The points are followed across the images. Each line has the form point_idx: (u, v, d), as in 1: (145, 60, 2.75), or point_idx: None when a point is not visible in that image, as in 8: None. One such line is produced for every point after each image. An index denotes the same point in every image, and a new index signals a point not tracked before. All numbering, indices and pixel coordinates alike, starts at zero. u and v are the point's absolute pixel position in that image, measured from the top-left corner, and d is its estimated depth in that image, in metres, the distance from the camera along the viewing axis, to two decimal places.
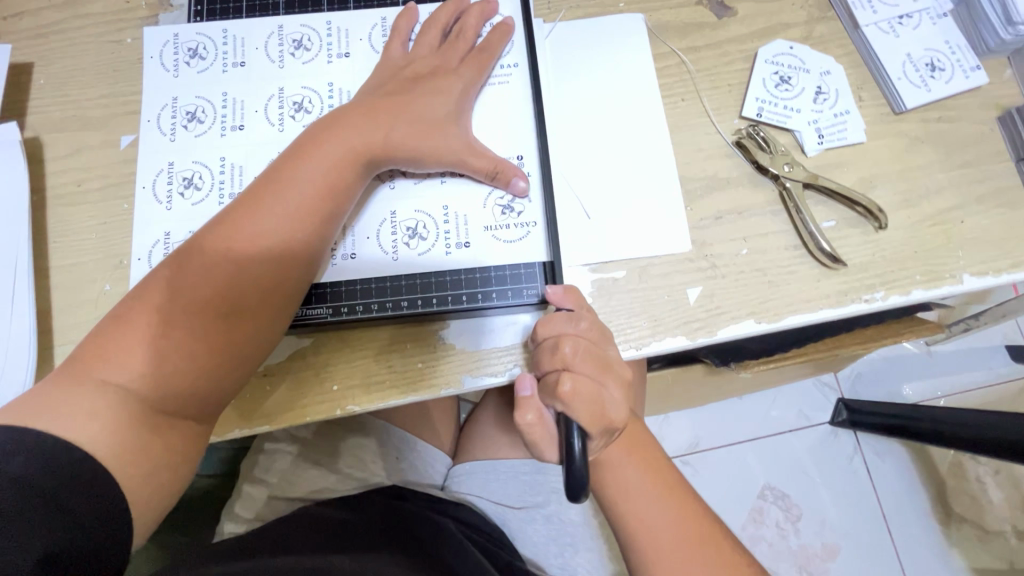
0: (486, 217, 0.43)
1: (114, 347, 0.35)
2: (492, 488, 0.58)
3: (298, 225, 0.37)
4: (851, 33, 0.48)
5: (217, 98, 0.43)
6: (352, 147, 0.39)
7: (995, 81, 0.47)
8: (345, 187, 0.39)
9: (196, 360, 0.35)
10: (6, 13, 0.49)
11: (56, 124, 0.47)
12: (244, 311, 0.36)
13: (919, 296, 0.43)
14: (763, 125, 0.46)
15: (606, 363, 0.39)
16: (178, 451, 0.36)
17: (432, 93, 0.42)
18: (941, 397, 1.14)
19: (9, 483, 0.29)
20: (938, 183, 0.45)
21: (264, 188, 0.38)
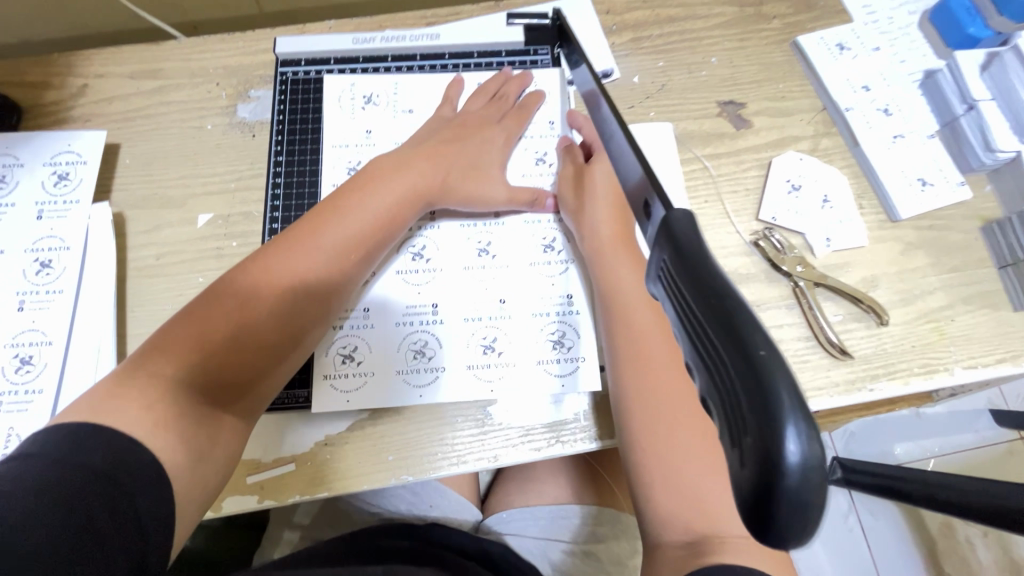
0: (534, 297, 0.47)
1: (168, 343, 0.38)
2: (531, 529, 0.59)
3: (357, 240, 0.43)
4: (852, 149, 0.55)
5: (302, 189, 0.49)
6: (410, 190, 0.46)
7: (978, 195, 0.53)
8: (399, 217, 0.45)
9: (267, 355, 0.40)
10: (99, 98, 0.55)
11: (138, 201, 0.51)
12: (302, 319, 0.42)
13: (919, 387, 0.48)
14: (777, 228, 0.52)
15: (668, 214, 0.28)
16: (230, 446, 0.39)
17: (479, 146, 0.49)
18: (931, 458, 1.19)
19: (84, 485, 0.30)
20: (931, 284, 0.51)
21: (330, 210, 0.44)
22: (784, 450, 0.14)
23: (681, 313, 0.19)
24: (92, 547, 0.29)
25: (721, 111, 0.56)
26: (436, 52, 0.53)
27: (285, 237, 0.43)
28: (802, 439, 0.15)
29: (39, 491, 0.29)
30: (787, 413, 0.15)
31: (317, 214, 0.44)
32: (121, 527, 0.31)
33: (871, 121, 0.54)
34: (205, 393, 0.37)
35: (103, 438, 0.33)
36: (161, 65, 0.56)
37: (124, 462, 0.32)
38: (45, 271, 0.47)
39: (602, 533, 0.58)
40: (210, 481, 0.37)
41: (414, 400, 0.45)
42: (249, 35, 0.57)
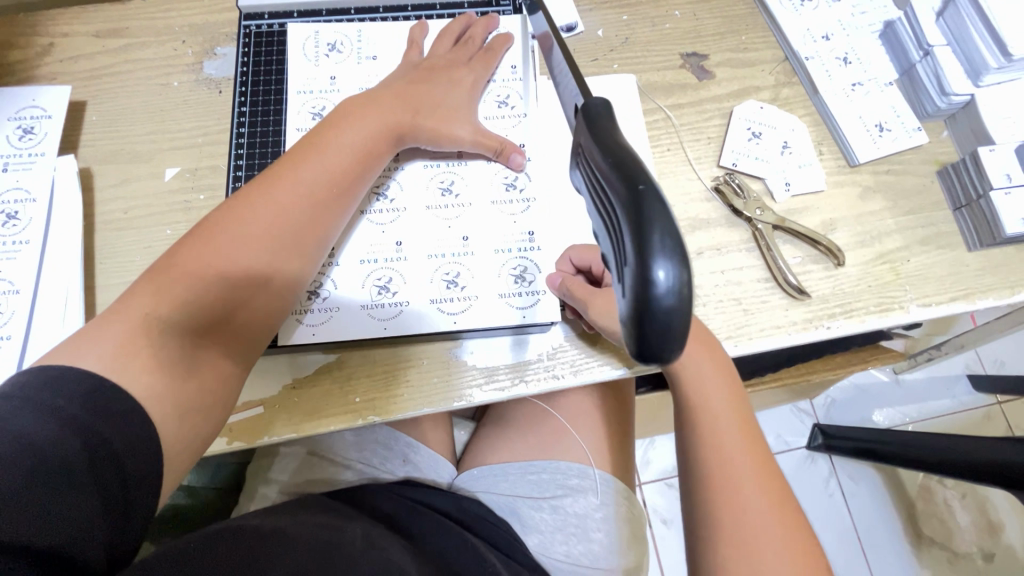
0: (497, 234, 0.48)
1: (152, 283, 0.38)
2: (499, 486, 0.60)
3: (333, 175, 0.43)
4: (812, 97, 0.55)
5: (268, 139, 0.49)
6: (383, 124, 0.45)
7: (935, 140, 0.54)
8: (377, 152, 0.45)
9: (246, 292, 0.40)
10: (64, 56, 0.55)
11: (105, 156, 0.52)
12: (282, 255, 0.41)
13: (874, 324, 0.49)
14: (737, 173, 0.53)
15: None
16: (217, 386, 0.39)
17: (449, 87, 0.49)
18: (910, 423, 1.21)
19: (59, 426, 0.30)
20: (888, 227, 0.52)
21: (306, 146, 0.43)
22: (655, 276, 0.20)
23: (597, 198, 0.24)
24: (66, 494, 0.29)
25: (683, 62, 0.56)
26: (399, 4, 0.53)
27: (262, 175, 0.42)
28: (672, 268, 0.21)
29: (15, 433, 0.29)
30: (656, 243, 0.21)
31: (293, 152, 0.43)
32: (97, 474, 0.30)
33: (830, 69, 0.55)
34: (195, 329, 0.38)
35: (84, 381, 0.32)
36: (126, 24, 0.56)
37: (101, 408, 0.32)
38: (12, 223, 0.47)
39: (571, 485, 0.59)
40: (200, 428, 0.37)
41: (378, 334, 0.46)
42: None
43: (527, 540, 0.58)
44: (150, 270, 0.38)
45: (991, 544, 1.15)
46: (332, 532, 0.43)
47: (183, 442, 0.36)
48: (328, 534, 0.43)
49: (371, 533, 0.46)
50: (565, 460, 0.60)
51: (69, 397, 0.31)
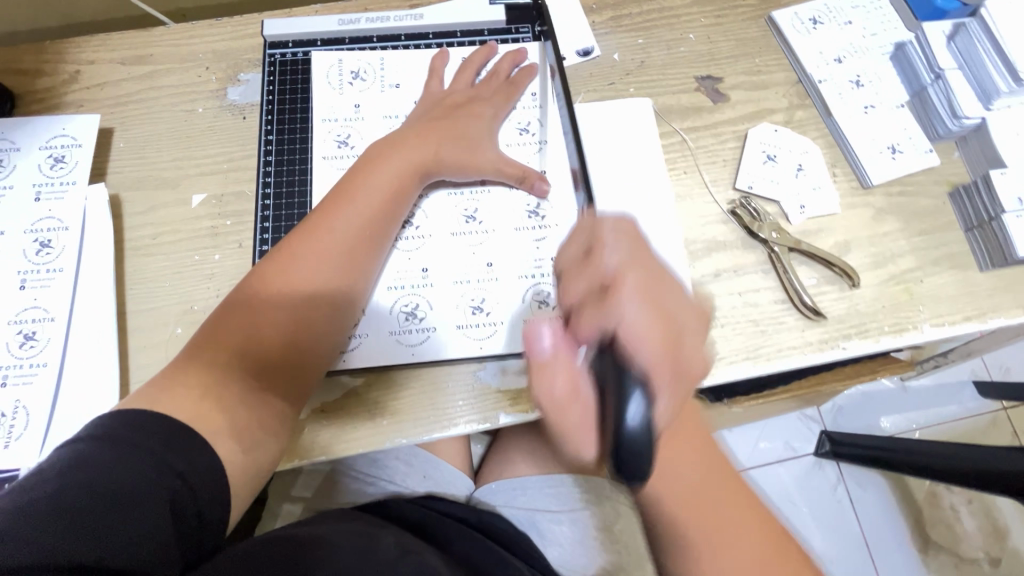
0: (519, 260, 0.49)
1: (215, 336, 0.41)
2: (517, 500, 0.61)
3: (369, 216, 0.45)
4: (825, 119, 0.56)
5: (294, 167, 0.50)
6: (410, 161, 0.47)
7: (946, 161, 0.55)
8: (404, 187, 0.46)
9: (296, 335, 0.42)
10: (91, 84, 0.56)
11: (134, 183, 0.53)
12: (328, 298, 0.43)
13: (888, 344, 0.50)
14: (753, 196, 0.54)
15: (659, 318, 0.37)
16: (277, 422, 0.41)
17: (471, 119, 0.50)
18: (917, 429, 1.22)
19: (141, 459, 0.33)
20: (901, 248, 0.53)
21: (339, 193, 0.45)
22: (630, 415, 0.32)
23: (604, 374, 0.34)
24: (140, 523, 0.32)
25: (698, 86, 0.57)
26: (421, 32, 0.54)
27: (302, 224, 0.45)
28: (639, 407, 0.32)
29: (104, 466, 0.32)
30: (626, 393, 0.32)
31: (329, 199, 0.45)
32: (171, 503, 0.33)
33: (843, 92, 0.56)
34: (246, 370, 0.40)
35: (161, 422, 0.35)
36: (151, 51, 0.57)
37: (175, 440, 0.35)
38: (45, 251, 0.48)
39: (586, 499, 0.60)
40: (261, 462, 0.40)
41: (405, 359, 0.47)
42: (237, 20, 0.58)
43: (547, 554, 0.59)
44: (211, 323, 0.42)
45: (997, 549, 1.16)
46: (369, 538, 0.43)
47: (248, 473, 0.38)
48: (364, 541, 0.42)
49: (408, 540, 0.46)
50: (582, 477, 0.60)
51: (144, 435, 0.34)
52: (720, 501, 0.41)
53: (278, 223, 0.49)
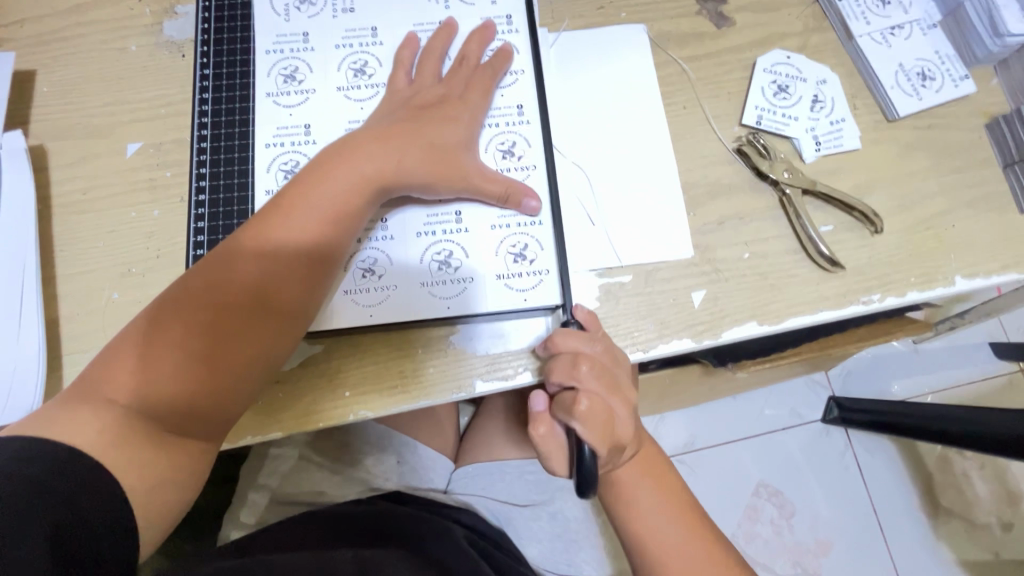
0: (493, 209, 0.43)
1: (124, 363, 0.35)
2: (495, 489, 0.56)
3: (309, 242, 0.38)
4: (845, 43, 0.49)
5: (233, 106, 0.44)
6: (360, 176, 0.39)
7: (983, 89, 0.48)
8: (352, 213, 0.39)
9: (216, 375, 0.36)
10: (7, 21, 0.49)
11: (59, 132, 0.47)
12: (254, 338, 0.36)
13: (914, 298, 0.44)
14: (762, 132, 0.47)
15: (615, 384, 0.39)
16: (188, 467, 0.36)
17: (442, 122, 0.41)
18: (929, 394, 1.17)
19: (27, 482, 0.29)
20: (930, 188, 0.46)
21: (279, 206, 0.38)
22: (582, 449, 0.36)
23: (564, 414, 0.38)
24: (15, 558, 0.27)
25: (699, 9, 0.50)
26: None
27: (229, 240, 0.38)
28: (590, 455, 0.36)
29: None
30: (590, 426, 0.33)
31: (266, 209, 0.38)
32: (60, 550, 0.29)
33: (866, 11, 0.49)
34: (161, 421, 0.35)
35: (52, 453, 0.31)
36: None
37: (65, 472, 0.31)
38: None
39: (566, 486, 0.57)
40: (175, 504, 0.36)
41: (362, 321, 0.41)
42: None
43: (526, 552, 0.55)
44: (121, 348, 0.35)
45: (1010, 515, 1.13)
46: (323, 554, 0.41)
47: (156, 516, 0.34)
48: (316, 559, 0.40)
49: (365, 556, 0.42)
50: None
51: (30, 462, 0.30)
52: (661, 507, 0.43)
53: (217, 168, 0.43)
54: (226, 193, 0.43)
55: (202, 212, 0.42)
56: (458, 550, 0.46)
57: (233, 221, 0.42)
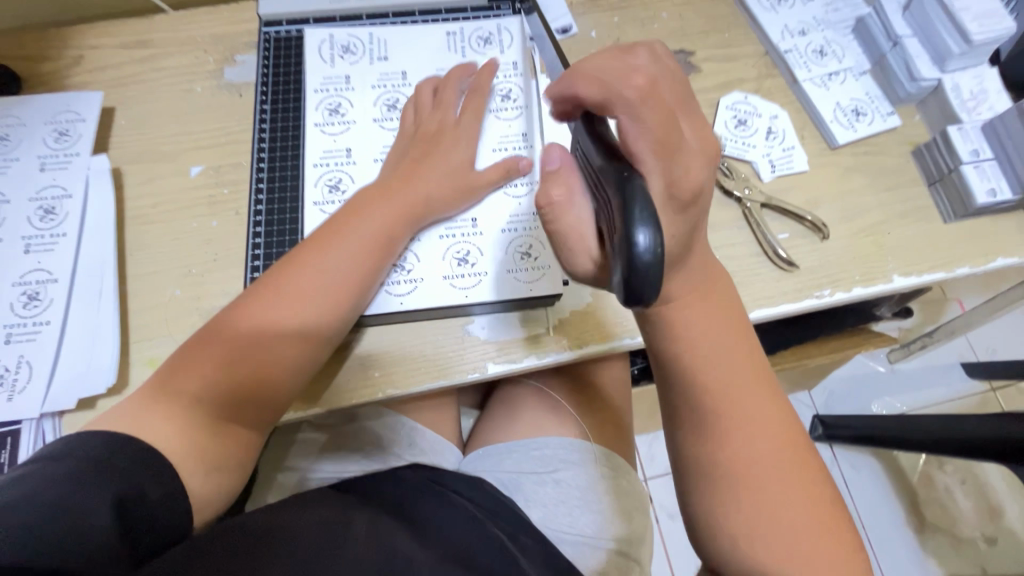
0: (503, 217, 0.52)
1: (191, 362, 0.41)
2: (503, 463, 0.62)
3: (353, 262, 0.45)
4: (792, 86, 0.59)
5: (287, 135, 0.53)
6: (397, 209, 0.47)
7: (908, 123, 0.58)
8: (391, 239, 0.47)
9: (270, 371, 0.42)
10: (94, 67, 0.59)
11: (133, 156, 0.55)
12: (303, 340, 0.43)
13: (859, 293, 0.52)
14: (726, 157, 0.56)
15: (668, 154, 0.33)
16: (238, 448, 0.42)
17: (450, 146, 0.50)
18: (905, 408, 1.24)
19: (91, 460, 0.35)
20: (868, 203, 0.55)
21: (327, 233, 0.46)
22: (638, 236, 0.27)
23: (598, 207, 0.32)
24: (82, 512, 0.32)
25: None
26: (407, 10, 0.58)
27: (283, 262, 0.45)
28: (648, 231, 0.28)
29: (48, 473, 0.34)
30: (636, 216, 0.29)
31: (315, 236, 0.46)
32: (122, 508, 0.34)
33: (808, 61, 0.59)
34: (222, 408, 0.41)
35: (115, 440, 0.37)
36: (151, 37, 0.60)
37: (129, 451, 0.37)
38: (49, 217, 0.50)
39: (570, 460, 0.62)
40: (223, 481, 0.41)
41: (391, 309, 0.48)
42: (233, 7, 0.62)
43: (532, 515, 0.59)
44: (188, 349, 0.42)
45: (994, 529, 1.16)
46: (343, 519, 0.45)
47: (209, 490, 0.40)
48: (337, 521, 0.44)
49: (380, 524, 0.46)
50: (565, 443, 0.63)
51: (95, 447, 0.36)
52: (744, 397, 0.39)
53: (272, 185, 0.52)
54: (279, 206, 0.51)
55: (259, 221, 0.50)
56: (461, 518, 0.52)
57: (285, 228, 0.50)
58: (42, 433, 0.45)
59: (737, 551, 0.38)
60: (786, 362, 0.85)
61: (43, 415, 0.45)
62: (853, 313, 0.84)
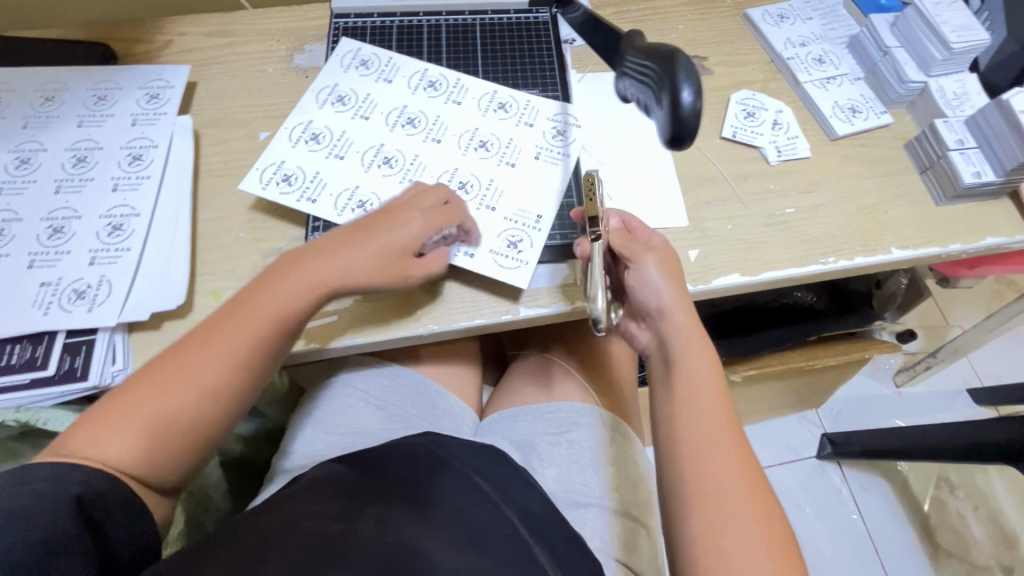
0: (531, 180, 0.56)
1: (87, 422, 0.41)
2: (519, 425, 0.65)
3: (260, 331, 0.45)
4: (795, 88, 0.67)
5: (346, 95, 0.59)
6: (313, 279, 0.46)
7: (899, 121, 0.65)
8: (302, 306, 0.46)
9: (172, 434, 0.42)
10: (181, 49, 0.67)
11: (211, 122, 0.62)
12: (205, 406, 0.43)
13: (861, 261, 0.57)
14: (736, 143, 0.63)
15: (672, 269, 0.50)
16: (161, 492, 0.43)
17: (400, 231, 0.48)
18: (899, 420, 1.25)
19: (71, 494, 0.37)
20: (867, 186, 0.61)
21: (238, 304, 0.46)
22: (685, 91, 0.32)
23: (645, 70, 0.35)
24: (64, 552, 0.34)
25: None
26: (458, 10, 0.66)
27: (193, 334, 0.45)
28: (695, 89, 0.32)
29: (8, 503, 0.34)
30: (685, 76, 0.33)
31: (226, 309, 0.46)
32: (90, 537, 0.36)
33: (808, 67, 0.67)
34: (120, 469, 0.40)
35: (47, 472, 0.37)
36: (231, 27, 0.69)
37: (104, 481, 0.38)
38: (136, 163, 0.56)
39: (583, 422, 0.65)
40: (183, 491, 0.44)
41: None
42: (305, 8, 0.71)
43: (546, 475, 0.60)
44: (93, 411, 0.42)
45: (1010, 558, 1.14)
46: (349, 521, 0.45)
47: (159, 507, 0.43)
48: (341, 527, 0.44)
49: (386, 519, 0.46)
50: (579, 405, 0.66)
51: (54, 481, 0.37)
52: (714, 423, 0.45)
53: (321, 139, 0.56)
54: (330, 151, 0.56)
55: (304, 170, 0.55)
56: (480, 504, 0.50)
57: (328, 178, 0.55)
58: (114, 345, 0.49)
59: (696, 550, 0.41)
60: (795, 362, 0.90)
61: (116, 329, 0.49)
62: (858, 314, 0.90)
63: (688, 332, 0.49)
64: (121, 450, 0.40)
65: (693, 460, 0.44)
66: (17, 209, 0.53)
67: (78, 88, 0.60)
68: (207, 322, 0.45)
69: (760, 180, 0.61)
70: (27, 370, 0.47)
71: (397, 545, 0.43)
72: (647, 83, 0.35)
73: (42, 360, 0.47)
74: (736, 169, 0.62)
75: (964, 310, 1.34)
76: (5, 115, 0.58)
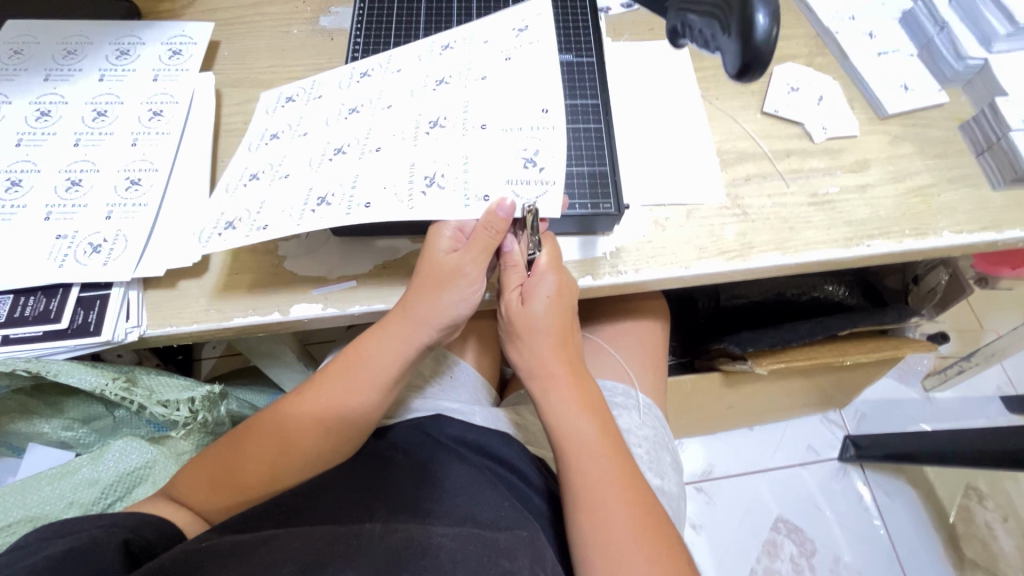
0: (522, 119, 0.46)
1: (211, 457, 0.46)
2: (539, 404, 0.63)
3: (352, 395, 0.46)
4: (843, 63, 0.63)
5: (291, 120, 0.52)
6: (395, 339, 0.45)
7: (954, 101, 0.61)
8: (388, 370, 0.46)
9: (262, 477, 0.45)
10: (205, 8, 0.65)
11: (233, 81, 0.60)
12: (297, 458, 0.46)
13: (910, 245, 0.53)
14: (779, 118, 0.60)
15: (530, 330, 0.46)
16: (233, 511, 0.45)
17: (473, 282, 0.45)
18: (926, 424, 1.20)
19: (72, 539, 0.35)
20: (918, 167, 0.57)
21: (342, 363, 0.47)
22: (759, 17, 0.35)
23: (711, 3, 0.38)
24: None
25: None
26: None
27: (305, 388, 0.48)
28: (767, 11, 0.35)
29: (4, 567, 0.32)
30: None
31: (333, 366, 0.47)
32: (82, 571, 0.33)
33: (857, 41, 0.63)
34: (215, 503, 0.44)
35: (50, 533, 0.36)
36: None
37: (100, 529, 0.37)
38: (156, 119, 0.55)
39: (615, 402, 0.61)
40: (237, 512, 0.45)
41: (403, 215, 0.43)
42: None
43: None
44: (221, 443, 0.47)
45: None
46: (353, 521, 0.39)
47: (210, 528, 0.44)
48: (343, 527, 0.38)
49: (397, 522, 0.40)
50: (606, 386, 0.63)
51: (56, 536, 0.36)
52: (604, 479, 0.44)
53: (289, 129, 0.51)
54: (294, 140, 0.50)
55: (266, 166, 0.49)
56: (496, 498, 0.46)
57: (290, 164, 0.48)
58: (127, 301, 0.48)
59: None
60: (825, 356, 0.82)
61: (131, 285, 0.48)
62: (895, 310, 0.81)
63: (563, 377, 0.47)
64: (219, 486, 0.45)
65: (584, 514, 0.44)
66: (36, 161, 0.52)
67: (100, 42, 0.59)
68: (318, 377, 0.48)
69: (804, 158, 0.58)
70: (42, 322, 0.46)
71: (410, 539, 0.38)
72: (709, 15, 0.38)
73: (56, 312, 0.46)
74: (777, 145, 0.58)
75: (999, 314, 1.29)
76: (28, 67, 0.57)
